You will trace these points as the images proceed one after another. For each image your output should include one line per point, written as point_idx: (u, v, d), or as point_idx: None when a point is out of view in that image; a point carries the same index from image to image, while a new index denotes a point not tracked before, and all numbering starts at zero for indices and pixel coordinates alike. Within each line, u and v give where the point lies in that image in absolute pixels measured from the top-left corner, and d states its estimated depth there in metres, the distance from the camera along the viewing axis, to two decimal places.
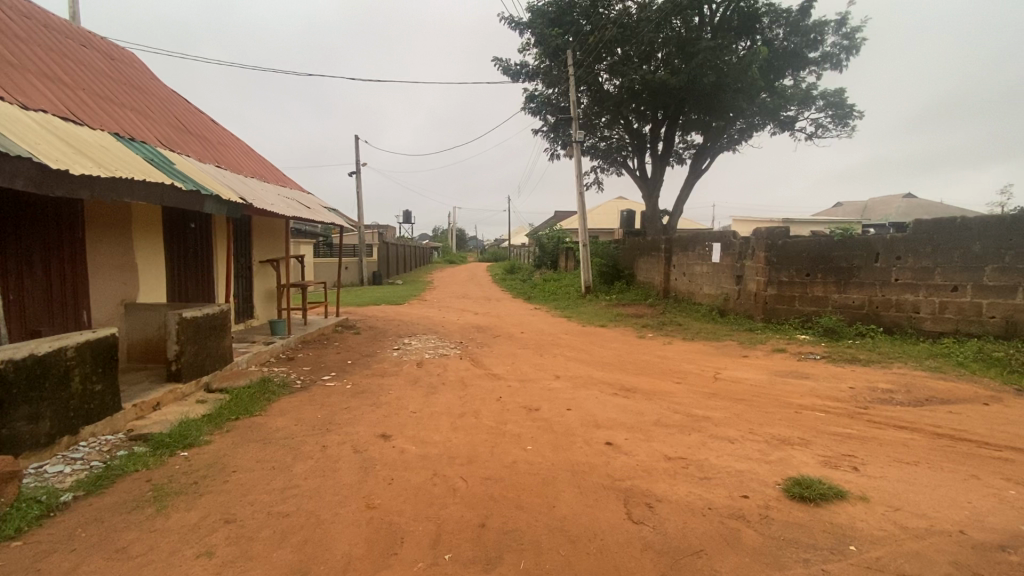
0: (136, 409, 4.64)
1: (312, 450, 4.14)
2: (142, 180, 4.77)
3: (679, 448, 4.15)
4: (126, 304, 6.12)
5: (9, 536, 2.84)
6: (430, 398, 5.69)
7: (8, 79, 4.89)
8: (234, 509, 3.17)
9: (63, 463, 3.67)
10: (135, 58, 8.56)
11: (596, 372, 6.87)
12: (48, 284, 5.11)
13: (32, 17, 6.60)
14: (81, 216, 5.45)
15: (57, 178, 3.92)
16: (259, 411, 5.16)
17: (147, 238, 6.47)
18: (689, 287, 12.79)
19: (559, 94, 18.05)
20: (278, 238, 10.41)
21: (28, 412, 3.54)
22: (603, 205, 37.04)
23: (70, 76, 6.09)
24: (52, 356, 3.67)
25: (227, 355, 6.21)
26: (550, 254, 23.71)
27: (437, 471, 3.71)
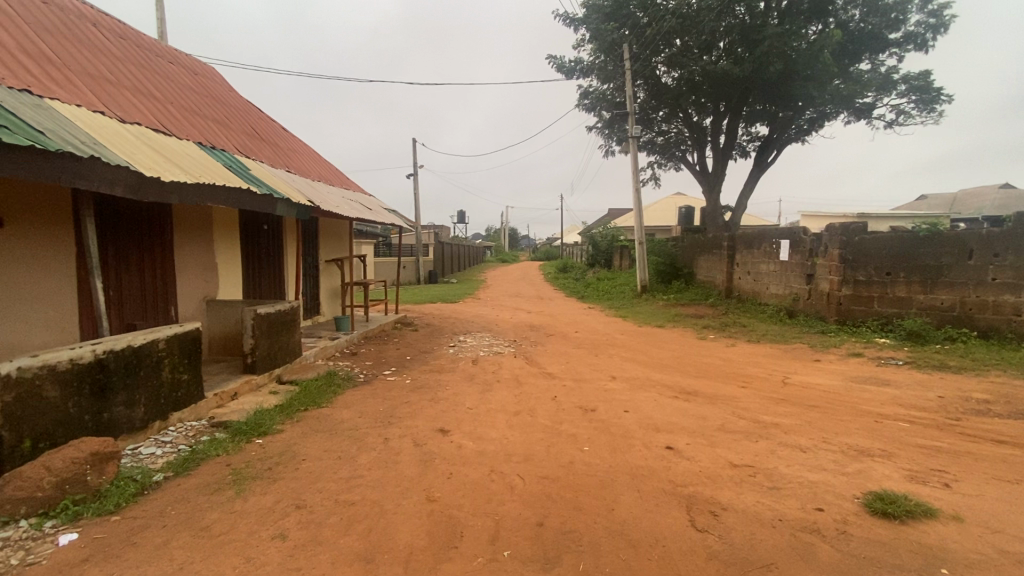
0: (216, 398, 4.99)
1: (375, 442, 4.29)
2: (222, 185, 5.13)
3: (745, 455, 3.96)
4: (208, 300, 6.61)
5: (110, 510, 3.14)
6: (486, 394, 5.77)
7: (108, 96, 5.38)
8: (304, 496, 3.34)
9: (156, 446, 4.01)
10: (215, 71, 9.21)
11: (654, 374, 6.69)
12: (143, 282, 5.60)
13: (126, 38, 7.23)
14: (169, 220, 5.93)
15: (150, 186, 4.29)
16: (326, 403, 5.43)
17: (225, 239, 6.96)
18: (754, 286, 12.18)
19: (614, 89, 17.72)
20: (342, 238, 10.90)
21: (126, 398, 3.88)
22: (660, 201, 35.98)
23: (159, 91, 6.64)
24: (146, 347, 4.03)
25: (297, 350, 6.57)
26: (604, 252, 23.35)
27: (495, 467, 3.74)
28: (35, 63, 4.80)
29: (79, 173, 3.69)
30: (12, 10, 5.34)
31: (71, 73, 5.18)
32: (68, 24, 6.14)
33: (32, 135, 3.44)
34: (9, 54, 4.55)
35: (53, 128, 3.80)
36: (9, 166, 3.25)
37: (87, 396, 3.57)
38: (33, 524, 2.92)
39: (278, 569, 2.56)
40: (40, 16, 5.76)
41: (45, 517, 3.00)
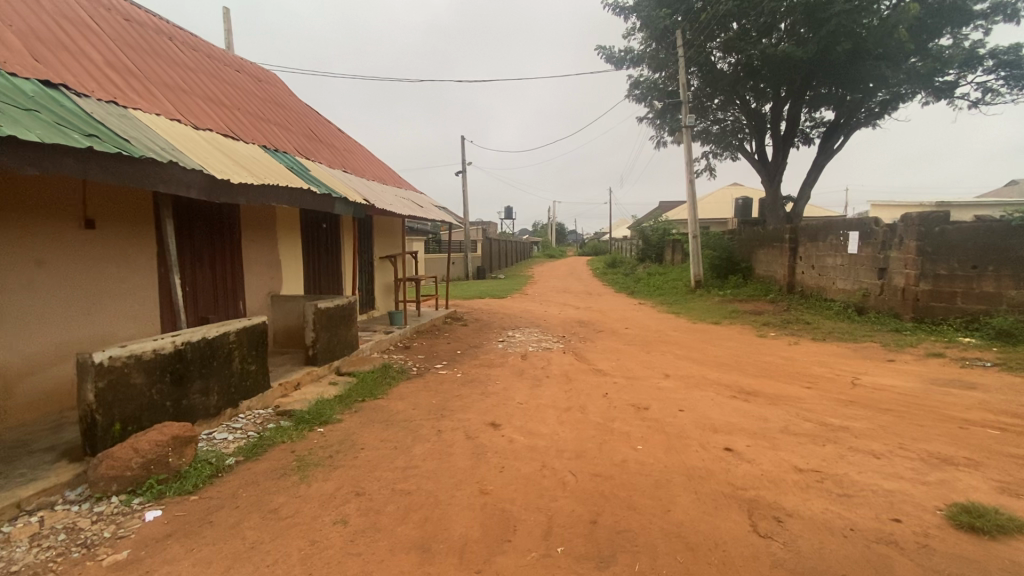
0: (281, 388, 5.26)
1: (429, 434, 4.39)
2: (284, 186, 5.39)
3: (812, 460, 3.74)
4: (273, 296, 6.98)
5: (189, 490, 3.38)
6: (537, 390, 5.76)
7: (183, 104, 5.77)
8: (363, 483, 3.47)
9: (227, 431, 4.28)
10: (276, 77, 9.67)
11: (710, 372, 6.45)
12: (214, 278, 5.97)
13: (198, 50, 7.72)
14: (237, 219, 6.29)
15: (221, 188, 4.58)
16: (381, 395, 5.61)
17: (287, 237, 7.31)
18: (818, 281, 11.50)
19: (667, 77, 17.19)
20: (395, 235, 11.21)
21: (201, 386, 4.17)
22: (715, 193, 34.64)
23: (227, 98, 7.03)
24: (218, 339, 4.31)
25: (353, 343, 6.82)
26: (655, 246, 22.73)
27: (547, 463, 3.73)
28: (121, 77, 5.19)
29: (160, 178, 3.98)
30: (101, 29, 5.79)
31: (151, 84, 5.57)
32: (147, 39, 6.60)
33: (119, 143, 3.73)
34: (98, 69, 4.93)
35: (136, 136, 4.10)
36: (100, 172, 3.54)
37: (168, 383, 3.85)
38: (122, 501, 3.19)
39: (340, 552, 2.67)
40: (124, 33, 6.23)
41: (133, 494, 3.27)
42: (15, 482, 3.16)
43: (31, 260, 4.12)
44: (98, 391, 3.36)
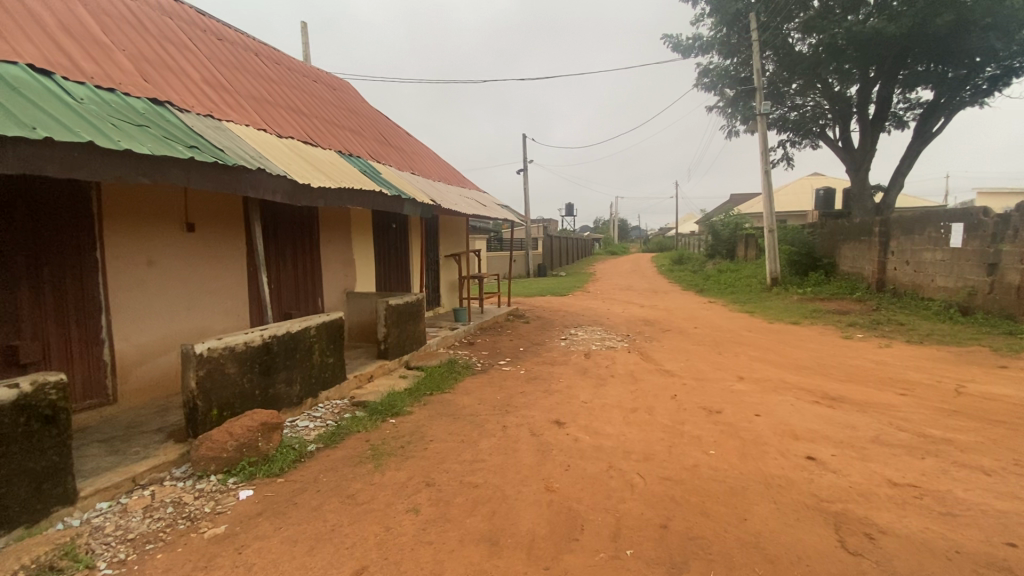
0: (356, 379, 5.55)
1: (494, 429, 4.46)
2: (358, 189, 5.67)
3: (908, 473, 3.43)
4: (347, 292, 7.36)
5: (276, 473, 3.65)
6: (602, 389, 5.69)
7: (268, 115, 6.21)
8: (433, 475, 3.58)
9: (309, 419, 4.57)
10: (350, 86, 10.17)
11: (789, 376, 6.07)
12: (296, 275, 6.38)
13: (280, 63, 8.27)
14: (315, 221, 6.69)
15: (302, 192, 4.89)
16: (448, 389, 5.77)
17: (360, 237, 7.68)
18: (914, 278, 10.50)
19: (739, 63, 16.33)
20: (459, 235, 11.46)
21: (286, 377, 4.48)
22: (792, 184, 32.52)
23: (306, 108, 7.48)
24: (300, 333, 4.62)
25: (421, 338, 7.05)
26: (725, 242, 21.67)
27: (614, 463, 3.67)
28: (216, 92, 5.67)
29: (250, 184, 4.31)
30: (199, 50, 6.35)
31: (241, 98, 6.03)
32: (237, 56, 7.16)
33: (215, 153, 4.07)
34: (196, 86, 5.40)
35: (229, 146, 4.47)
36: (200, 181, 3.88)
37: (256, 373, 4.17)
38: (219, 480, 3.49)
39: (413, 540, 2.78)
40: (218, 52, 6.79)
41: (228, 474, 3.56)
42: (131, 458, 3.55)
43: (144, 260, 4.60)
44: (198, 379, 3.69)
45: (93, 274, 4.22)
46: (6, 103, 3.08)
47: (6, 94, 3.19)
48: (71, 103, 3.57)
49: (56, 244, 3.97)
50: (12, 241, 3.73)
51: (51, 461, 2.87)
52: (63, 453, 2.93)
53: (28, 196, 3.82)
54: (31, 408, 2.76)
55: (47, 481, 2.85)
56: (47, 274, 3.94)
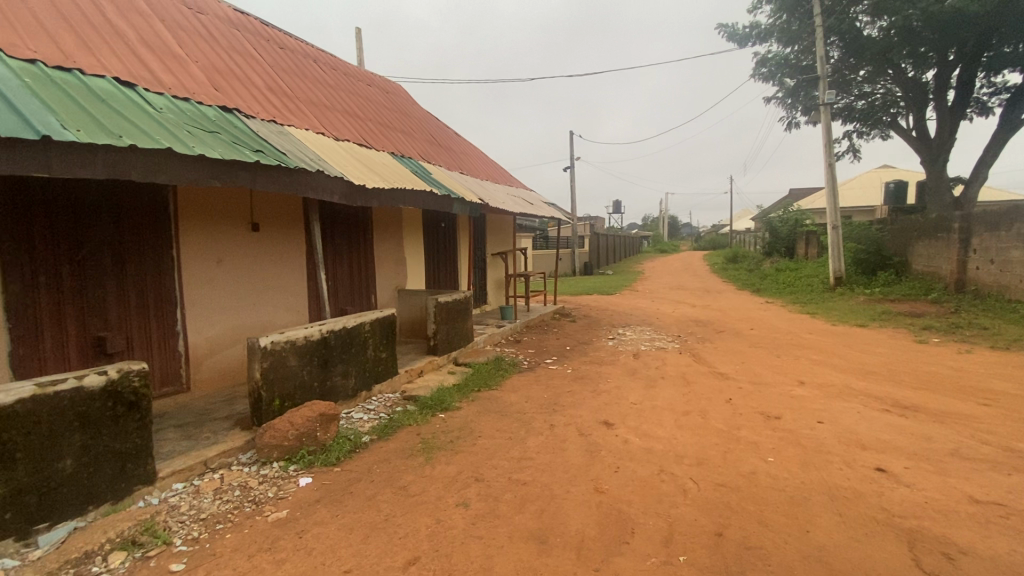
0: (407, 374, 5.70)
1: (542, 427, 4.46)
2: (410, 189, 5.81)
3: (993, 491, 3.15)
4: (398, 290, 7.56)
5: (333, 462, 3.82)
6: (651, 390, 5.57)
7: (325, 119, 6.46)
8: (482, 470, 3.62)
9: (363, 412, 4.73)
10: (401, 89, 10.44)
11: (854, 382, 5.71)
12: (351, 273, 6.62)
13: (336, 69, 8.60)
14: (369, 220, 6.92)
15: (358, 193, 5.07)
16: (496, 386, 5.83)
17: (411, 236, 7.87)
18: (999, 279, 9.63)
19: (800, 51, 15.52)
20: (506, 233, 11.52)
21: (342, 370, 4.66)
22: (858, 178, 30.54)
23: (360, 111, 7.74)
24: (355, 328, 4.79)
25: (469, 335, 7.15)
26: (783, 239, 20.64)
27: (665, 467, 3.59)
28: (278, 98, 5.95)
29: (310, 185, 4.50)
30: (262, 59, 6.70)
31: (300, 103, 6.32)
32: (297, 64, 7.50)
33: (278, 156, 4.28)
34: (260, 93, 5.70)
35: (291, 149, 4.69)
36: (265, 182, 4.10)
37: (316, 366, 4.37)
38: (282, 467, 3.68)
39: (463, 533, 2.82)
40: (280, 60, 7.14)
41: (289, 461, 3.74)
42: (203, 443, 3.81)
43: (214, 258, 4.91)
44: (263, 370, 3.89)
45: (169, 271, 4.53)
46: (96, 114, 3.37)
47: (96, 106, 3.48)
48: (152, 112, 3.85)
49: (137, 243, 4.30)
50: (101, 242, 4.07)
51: (135, 443, 3.12)
52: (145, 436, 3.18)
53: (114, 201, 4.16)
54: (118, 393, 3.01)
55: (131, 461, 3.10)
56: (130, 270, 4.26)
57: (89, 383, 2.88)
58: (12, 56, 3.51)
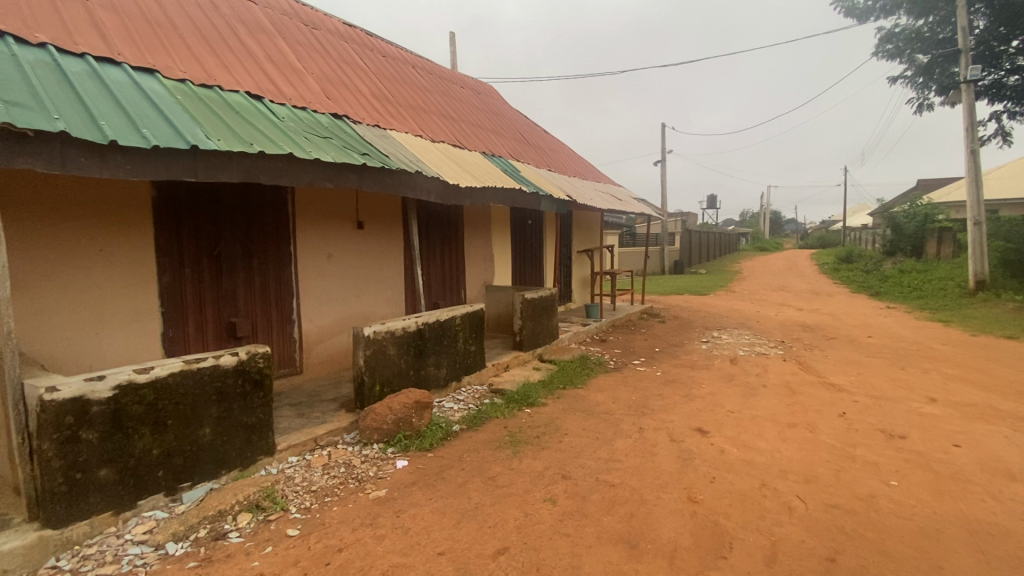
0: (494, 368, 5.83)
1: (631, 430, 4.35)
2: (501, 187, 5.92)
3: None
4: (486, 286, 7.75)
5: (426, 447, 4.02)
6: (750, 399, 5.21)
7: (421, 121, 6.76)
8: (569, 468, 3.62)
9: (453, 401, 4.93)
10: (493, 89, 10.67)
11: (1001, 402, 4.93)
12: (443, 268, 6.89)
13: (432, 72, 8.98)
14: (460, 217, 7.16)
15: (452, 192, 5.26)
16: (581, 384, 5.78)
17: (499, 233, 8.03)
18: None
19: (936, 22, 13.64)
20: (593, 230, 11.36)
21: (435, 360, 4.88)
22: (1007, 165, 26.27)
23: (454, 112, 8.02)
24: (447, 321, 5.00)
25: (555, 332, 7.16)
26: (909, 237, 18.30)
27: (767, 482, 3.35)
28: (381, 104, 6.33)
29: (409, 185, 4.76)
30: (367, 68, 7.17)
31: (400, 107, 6.69)
32: (397, 70, 7.94)
33: (382, 159, 4.57)
34: (365, 100, 6.11)
35: (393, 151, 4.97)
36: (370, 184, 4.39)
37: (411, 355, 4.61)
38: (381, 448, 3.93)
39: (552, 529, 2.84)
40: (382, 67, 7.60)
41: (388, 444, 3.99)
42: (314, 422, 4.17)
43: (325, 253, 5.36)
44: (366, 357, 4.18)
45: (286, 264, 5.01)
46: (232, 125, 3.81)
47: (232, 118, 3.93)
48: (276, 122, 4.28)
49: (261, 240, 4.80)
50: (233, 238, 4.60)
51: (259, 418, 3.50)
52: (267, 412, 3.55)
53: (245, 203, 4.67)
54: (246, 371, 3.39)
55: (256, 433, 3.49)
56: (255, 263, 4.77)
57: (225, 362, 3.28)
58: (168, 77, 4.07)
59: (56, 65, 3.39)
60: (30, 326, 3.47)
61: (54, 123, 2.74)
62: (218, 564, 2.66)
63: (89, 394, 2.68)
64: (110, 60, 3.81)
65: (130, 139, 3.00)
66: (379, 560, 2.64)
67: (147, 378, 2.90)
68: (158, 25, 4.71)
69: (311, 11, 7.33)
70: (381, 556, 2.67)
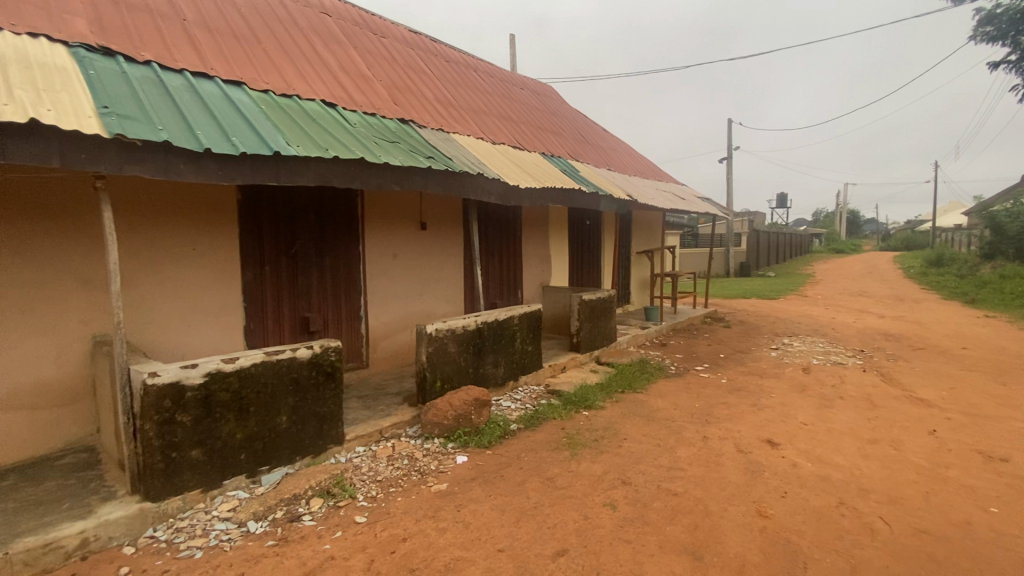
0: (551, 368, 5.83)
1: (694, 438, 4.21)
2: (560, 187, 5.91)
3: None
4: (544, 286, 7.75)
5: (485, 444, 4.09)
6: (825, 411, 4.90)
7: (482, 123, 6.87)
8: (629, 474, 3.55)
9: (510, 400, 4.97)
10: (552, 89, 10.66)
11: None
12: (501, 268, 6.97)
13: (493, 75, 9.10)
14: (519, 218, 7.22)
15: (513, 192, 5.31)
16: (640, 389, 5.66)
17: (557, 233, 8.01)
18: None
19: None
20: (653, 230, 11.08)
21: (493, 359, 4.95)
22: None
23: (514, 114, 8.09)
24: (505, 321, 5.06)
25: (613, 335, 7.05)
26: (1013, 239, 16.46)
27: (845, 500, 3.14)
28: (444, 108, 6.50)
29: (471, 187, 4.85)
30: (431, 73, 7.38)
31: (463, 110, 6.83)
32: (460, 74, 8.11)
33: (445, 162, 4.69)
34: (430, 104, 6.29)
35: (456, 154, 5.09)
36: (434, 186, 4.52)
37: (470, 354, 4.71)
38: (442, 443, 4.04)
39: (612, 535, 2.81)
40: (445, 72, 7.79)
41: (448, 439, 4.09)
42: (379, 414, 4.35)
43: (390, 253, 5.57)
44: (428, 354, 4.31)
45: (355, 263, 5.25)
46: (309, 132, 4.04)
47: (309, 125, 4.18)
48: (348, 127, 4.51)
49: (333, 240, 5.05)
50: (308, 238, 4.88)
51: (330, 409, 3.70)
52: (338, 404, 3.74)
53: (319, 205, 4.94)
54: (320, 364, 3.59)
55: (327, 423, 3.68)
56: (327, 262, 5.03)
57: (301, 355, 3.49)
58: (253, 88, 4.38)
59: (159, 81, 3.73)
60: (135, 318, 3.85)
61: (158, 133, 3.02)
62: (293, 544, 2.84)
63: (184, 379, 2.94)
64: (204, 74, 4.16)
65: (221, 147, 3.26)
66: (441, 552, 2.72)
67: (233, 367, 3.13)
68: (244, 40, 5.07)
69: (379, 21, 7.64)
70: (443, 549, 2.75)
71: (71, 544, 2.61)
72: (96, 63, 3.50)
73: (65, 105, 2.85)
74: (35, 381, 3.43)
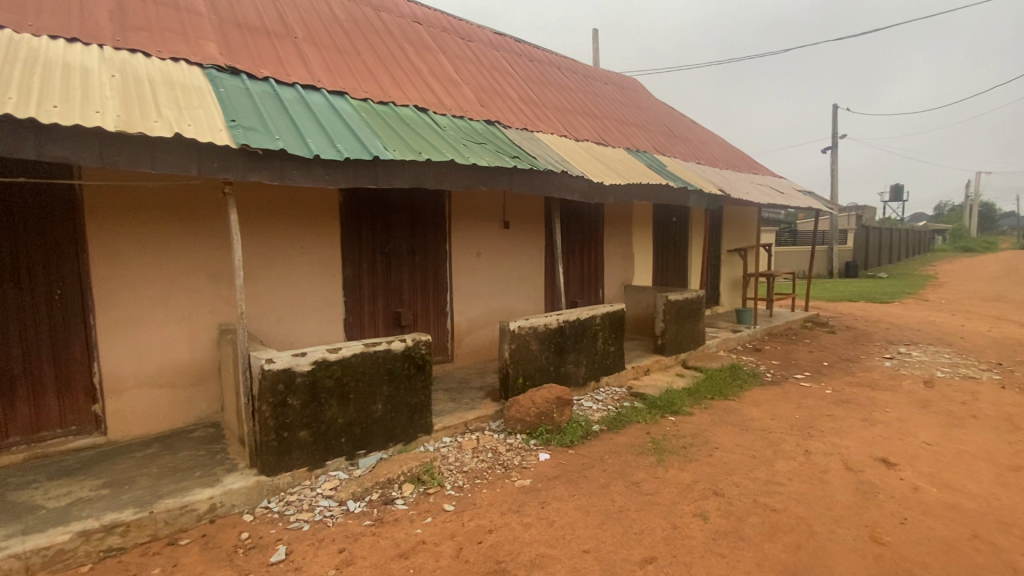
0: (634, 370, 5.69)
1: (794, 452, 3.91)
2: (646, 184, 5.74)
3: None
4: (626, 286, 7.58)
5: (567, 444, 4.08)
6: (953, 430, 4.34)
7: (565, 120, 6.83)
8: (721, 485, 3.38)
9: (592, 401, 4.92)
10: (637, 83, 10.36)
11: None
12: (583, 266, 6.91)
13: (576, 72, 9.03)
14: (601, 216, 7.11)
15: (597, 190, 5.23)
16: (732, 396, 5.35)
17: (641, 231, 7.79)
18: None
19: None
20: (746, 227, 10.39)
21: (574, 358, 4.92)
22: None
23: (598, 110, 7.95)
24: (587, 320, 5.01)
25: (701, 337, 6.73)
26: None
27: (980, 533, 2.77)
28: (528, 107, 6.54)
29: (555, 186, 4.86)
30: (515, 73, 7.45)
31: (546, 109, 6.83)
32: (543, 73, 8.12)
33: (530, 161, 4.72)
34: (514, 104, 6.36)
35: (540, 153, 5.11)
36: (519, 185, 4.57)
37: (552, 352, 4.72)
38: (524, 439, 4.09)
39: (703, 547, 2.69)
40: (529, 71, 7.84)
41: (530, 436, 4.14)
42: (464, 407, 4.49)
43: (474, 251, 5.72)
44: (511, 351, 4.38)
45: (442, 261, 5.46)
46: (404, 136, 4.25)
47: (403, 129, 4.39)
48: (438, 130, 4.68)
49: (422, 238, 5.28)
50: (401, 237, 5.13)
51: (420, 399, 3.87)
52: (427, 395, 3.91)
53: (410, 205, 5.18)
54: (411, 356, 3.78)
55: (417, 413, 3.86)
56: (417, 260, 5.27)
57: (395, 347, 3.68)
58: (354, 97, 4.68)
59: (275, 95, 4.10)
60: (253, 309, 4.28)
61: (275, 142, 3.32)
62: (388, 526, 3.02)
63: (294, 366, 3.22)
64: (312, 87, 4.51)
65: (328, 152, 3.52)
66: (526, 547, 2.76)
67: (336, 356, 3.38)
68: (346, 53, 5.44)
69: (466, 26, 7.85)
70: (528, 544, 2.78)
71: (202, 507, 2.97)
72: (224, 81, 3.92)
73: (201, 121, 3.22)
74: (173, 362, 3.93)
